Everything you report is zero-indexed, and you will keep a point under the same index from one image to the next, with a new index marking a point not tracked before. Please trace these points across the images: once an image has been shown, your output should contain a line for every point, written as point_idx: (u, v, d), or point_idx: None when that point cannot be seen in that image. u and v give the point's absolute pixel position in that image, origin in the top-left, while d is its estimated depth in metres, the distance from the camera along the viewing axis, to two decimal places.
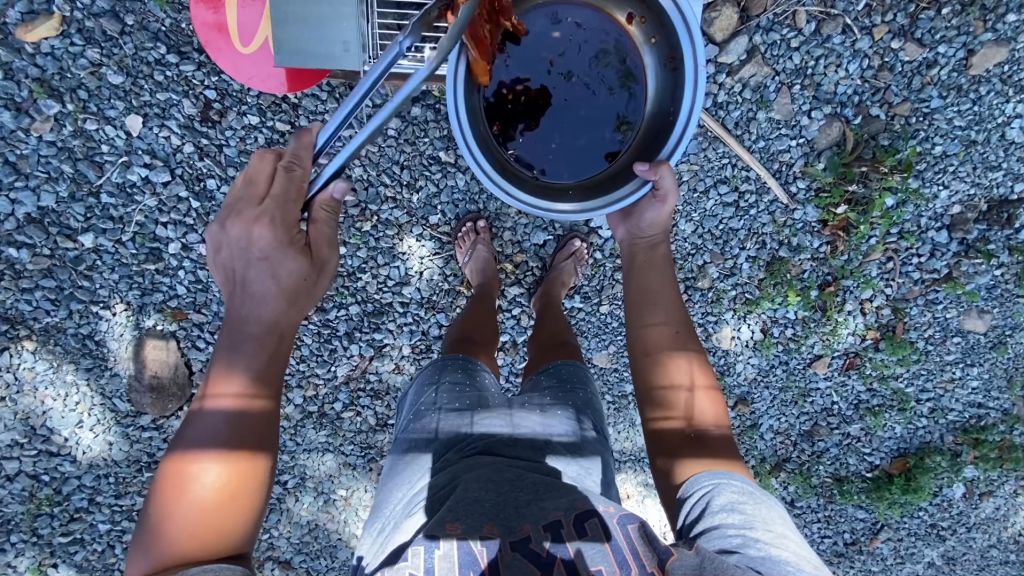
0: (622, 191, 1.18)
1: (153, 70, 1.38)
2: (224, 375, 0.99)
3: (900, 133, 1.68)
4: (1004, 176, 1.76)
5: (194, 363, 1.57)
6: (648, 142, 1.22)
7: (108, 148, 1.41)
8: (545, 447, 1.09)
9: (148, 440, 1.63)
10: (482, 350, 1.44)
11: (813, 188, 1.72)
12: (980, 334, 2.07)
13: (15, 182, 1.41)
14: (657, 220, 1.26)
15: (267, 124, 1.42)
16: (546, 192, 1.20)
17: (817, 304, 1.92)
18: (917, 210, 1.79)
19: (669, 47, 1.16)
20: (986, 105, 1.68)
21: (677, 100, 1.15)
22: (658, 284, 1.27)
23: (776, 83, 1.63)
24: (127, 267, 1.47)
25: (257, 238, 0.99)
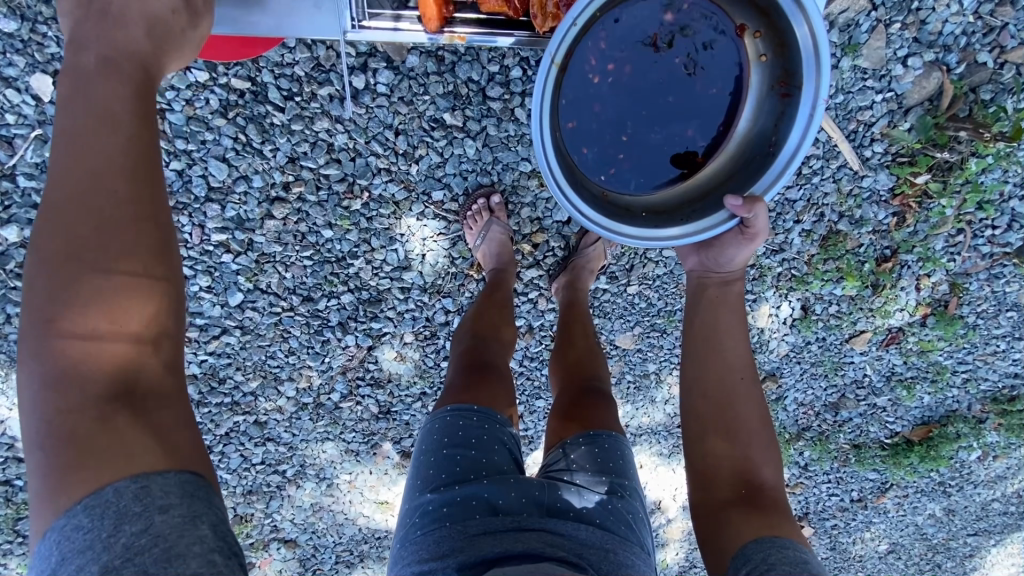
0: (705, 222, 0.96)
1: (55, 11, 1.03)
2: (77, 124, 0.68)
3: (1008, 85, 1.37)
4: None
5: None
6: (737, 172, 0.98)
7: (14, 117, 1.09)
8: (586, 562, 0.89)
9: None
10: (501, 385, 1.15)
11: (891, 153, 1.44)
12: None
13: None
14: (738, 259, 1.04)
15: (219, 82, 1.13)
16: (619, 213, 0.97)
17: (870, 280, 1.71)
18: (1004, 177, 1.53)
19: (782, 70, 0.92)
20: None
21: (783, 133, 0.92)
22: (727, 326, 1.04)
23: (870, 21, 1.28)
24: None
25: None
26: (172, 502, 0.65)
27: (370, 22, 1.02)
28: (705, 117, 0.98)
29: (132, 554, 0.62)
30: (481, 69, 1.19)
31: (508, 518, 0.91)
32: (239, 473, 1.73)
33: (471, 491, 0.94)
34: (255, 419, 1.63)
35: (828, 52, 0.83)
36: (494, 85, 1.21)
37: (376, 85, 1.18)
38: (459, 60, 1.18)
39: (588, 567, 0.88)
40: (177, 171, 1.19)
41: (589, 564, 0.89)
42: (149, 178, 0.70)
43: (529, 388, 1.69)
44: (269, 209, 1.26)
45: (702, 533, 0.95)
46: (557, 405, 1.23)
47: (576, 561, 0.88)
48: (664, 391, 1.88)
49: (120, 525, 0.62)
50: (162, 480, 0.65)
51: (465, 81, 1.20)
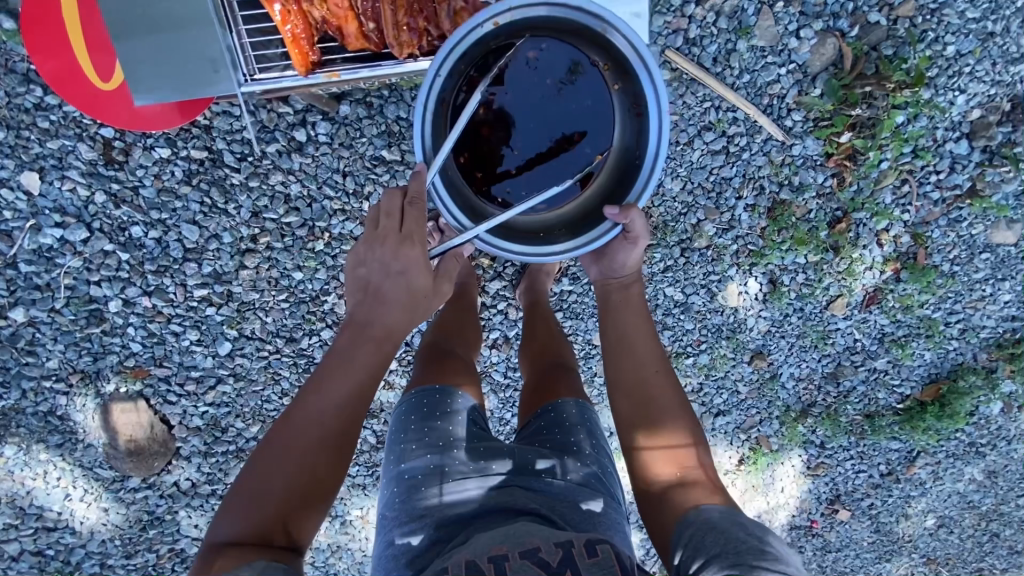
0: (594, 232, 1.06)
1: (34, 117, 1.21)
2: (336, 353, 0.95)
3: (905, 38, 1.45)
4: None
5: (170, 418, 1.52)
6: (614, 185, 1.08)
7: (11, 213, 1.26)
8: (549, 512, 0.97)
9: (146, 501, 1.58)
10: (461, 369, 1.23)
11: (811, 119, 1.52)
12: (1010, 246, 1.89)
13: None
14: (630, 261, 1.21)
15: (180, 155, 1.28)
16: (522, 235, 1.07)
17: (829, 244, 1.75)
18: (932, 124, 1.59)
19: (633, 95, 1.03)
20: None
21: (641, 150, 1.03)
22: (634, 325, 1.20)
23: (754, 4, 1.40)
24: (69, 335, 1.36)
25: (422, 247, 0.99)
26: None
27: (260, 74, 1.15)
28: (584, 133, 1.06)
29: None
30: (407, 107, 1.33)
31: (480, 483, 1.01)
32: None
33: (446, 459, 1.03)
34: None
35: (659, 78, 0.98)
36: None
37: (317, 136, 1.32)
38: (386, 102, 1.32)
39: (560, 519, 0.96)
40: (155, 239, 1.33)
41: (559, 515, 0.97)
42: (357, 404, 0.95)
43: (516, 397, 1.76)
44: (241, 260, 1.40)
45: (644, 510, 1.06)
46: (525, 392, 1.30)
47: (548, 514, 0.96)
48: None
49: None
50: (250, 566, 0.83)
51: (396, 118, 1.33)
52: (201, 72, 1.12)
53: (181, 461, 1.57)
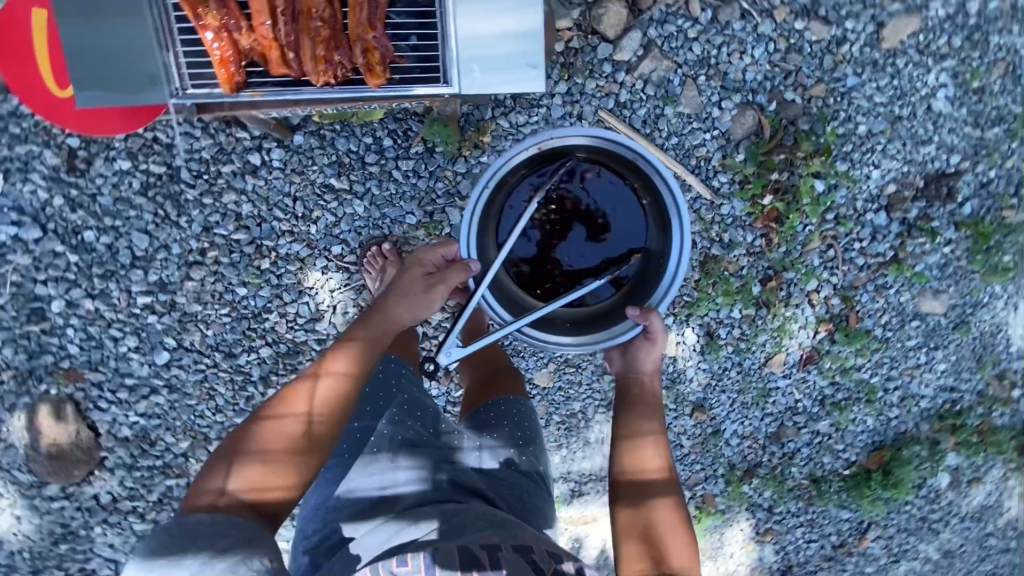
0: (621, 327, 1.19)
1: (8, 123, 1.32)
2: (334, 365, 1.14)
3: (818, 116, 1.61)
4: (936, 148, 1.70)
5: (98, 425, 1.54)
6: (636, 286, 1.23)
7: None
8: (488, 494, 1.07)
9: (62, 512, 1.59)
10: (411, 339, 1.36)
11: (736, 181, 1.65)
12: (943, 315, 1.95)
13: None
14: (652, 360, 1.24)
15: (141, 168, 1.38)
16: (554, 325, 1.21)
17: (761, 300, 1.83)
18: (849, 193, 1.72)
19: (658, 211, 1.19)
20: (906, 78, 1.62)
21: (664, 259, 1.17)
22: (649, 424, 1.23)
23: (679, 76, 1.55)
24: (8, 331, 1.40)
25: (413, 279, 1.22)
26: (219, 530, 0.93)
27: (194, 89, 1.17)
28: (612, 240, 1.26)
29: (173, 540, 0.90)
30: (358, 141, 1.45)
31: (387, 477, 1.07)
32: None
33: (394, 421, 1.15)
34: (186, 483, 1.69)
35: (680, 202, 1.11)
36: (370, 153, 1.46)
37: (271, 160, 1.43)
38: (337, 135, 1.44)
39: (495, 499, 1.07)
40: (107, 244, 1.40)
41: (492, 493, 1.08)
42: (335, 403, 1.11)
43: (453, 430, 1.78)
44: (187, 271, 1.46)
45: None
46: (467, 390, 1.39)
47: (484, 493, 1.07)
48: (595, 430, 1.92)
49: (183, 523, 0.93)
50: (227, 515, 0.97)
51: (347, 151, 1.45)
52: (146, 83, 1.11)
53: (103, 472, 1.59)
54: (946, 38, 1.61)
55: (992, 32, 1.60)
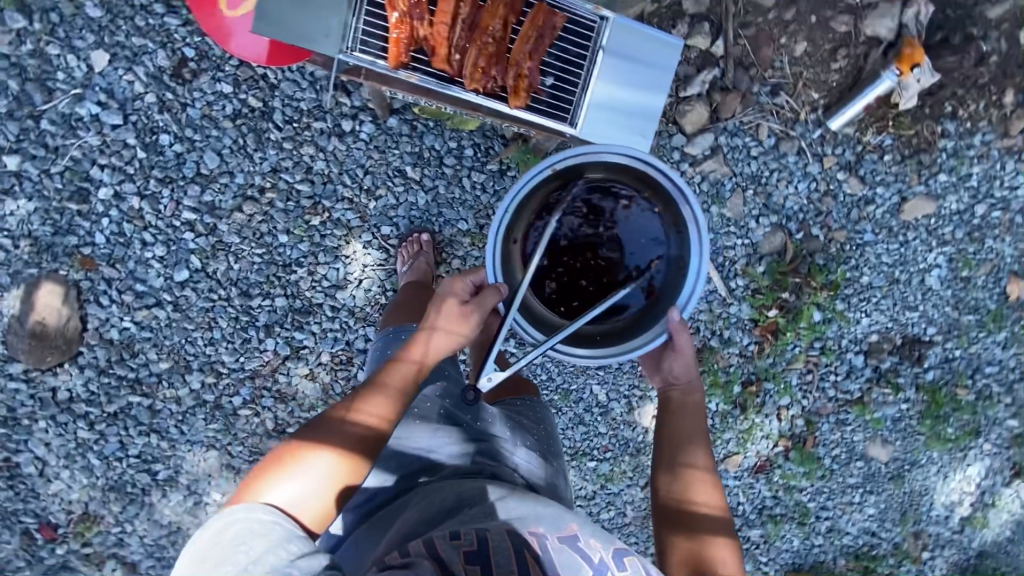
0: (641, 340, 1.09)
1: (135, 13, 1.31)
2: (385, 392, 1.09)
3: (834, 256, 1.80)
4: (919, 317, 1.91)
5: (90, 319, 1.52)
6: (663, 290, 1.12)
7: (64, 76, 1.31)
8: (525, 473, 1.19)
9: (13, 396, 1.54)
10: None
11: (749, 288, 1.81)
12: (886, 463, 2.12)
13: None
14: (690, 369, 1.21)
15: (239, 96, 1.41)
16: (583, 341, 1.08)
17: (737, 399, 1.97)
18: (839, 331, 1.90)
19: (671, 216, 1.10)
20: (911, 250, 1.82)
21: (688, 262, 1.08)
22: (688, 441, 1.21)
23: (731, 184, 1.69)
24: (46, 201, 1.38)
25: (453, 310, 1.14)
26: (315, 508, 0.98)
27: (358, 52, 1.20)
28: (641, 248, 1.13)
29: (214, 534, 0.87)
30: (442, 142, 1.55)
31: (434, 444, 1.17)
32: (108, 463, 1.67)
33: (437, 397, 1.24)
34: (149, 404, 1.64)
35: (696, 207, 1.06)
36: (450, 155, 1.56)
37: (359, 131, 1.51)
38: (427, 131, 1.54)
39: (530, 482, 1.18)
40: (177, 153, 1.41)
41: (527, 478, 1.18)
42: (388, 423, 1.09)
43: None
44: (241, 203, 1.49)
45: None
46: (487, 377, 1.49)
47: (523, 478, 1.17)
48: None
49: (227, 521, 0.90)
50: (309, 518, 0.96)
51: (430, 147, 1.55)
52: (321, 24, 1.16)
53: (71, 368, 1.56)
54: (951, 228, 1.81)
55: (989, 235, 1.83)
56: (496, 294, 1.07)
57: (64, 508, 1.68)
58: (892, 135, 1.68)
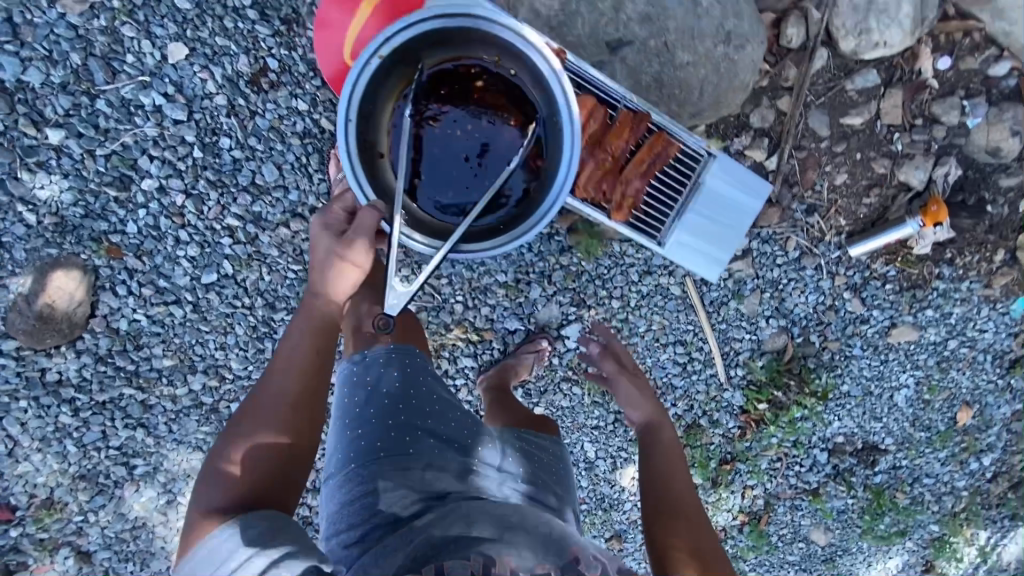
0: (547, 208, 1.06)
1: (225, 14, 1.24)
2: (280, 367, 1.04)
3: (824, 363, 1.95)
4: (881, 426, 2.10)
5: (101, 306, 1.42)
6: (540, 162, 1.10)
7: (133, 60, 1.23)
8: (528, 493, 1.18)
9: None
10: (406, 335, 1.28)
11: (746, 378, 1.93)
12: (823, 547, 2.32)
13: (5, 44, 1.18)
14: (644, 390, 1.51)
15: (312, 115, 1.34)
16: (477, 226, 1.08)
17: (710, 474, 2.10)
18: (813, 428, 2.06)
19: (533, 77, 1.07)
20: (889, 369, 2.00)
21: (563, 124, 1.04)
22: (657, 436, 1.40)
23: (753, 284, 1.80)
24: (83, 182, 1.30)
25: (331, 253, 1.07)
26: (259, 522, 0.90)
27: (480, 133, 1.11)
28: (507, 117, 1.10)
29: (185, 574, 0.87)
30: None
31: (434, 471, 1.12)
32: (86, 451, 1.59)
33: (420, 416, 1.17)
34: (142, 398, 1.56)
35: (547, 60, 1.02)
36: None
37: None
38: None
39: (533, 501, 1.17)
40: (234, 158, 1.35)
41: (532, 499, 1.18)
42: (303, 406, 1.02)
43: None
44: (287, 219, 1.42)
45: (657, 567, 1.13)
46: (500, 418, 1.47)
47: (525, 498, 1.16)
48: None
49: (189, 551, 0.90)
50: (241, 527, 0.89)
51: None
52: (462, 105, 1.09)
53: (68, 352, 1.48)
54: (925, 356, 2.01)
55: (954, 367, 2.04)
56: (373, 214, 1.04)
57: (27, 490, 1.58)
58: (897, 267, 1.84)
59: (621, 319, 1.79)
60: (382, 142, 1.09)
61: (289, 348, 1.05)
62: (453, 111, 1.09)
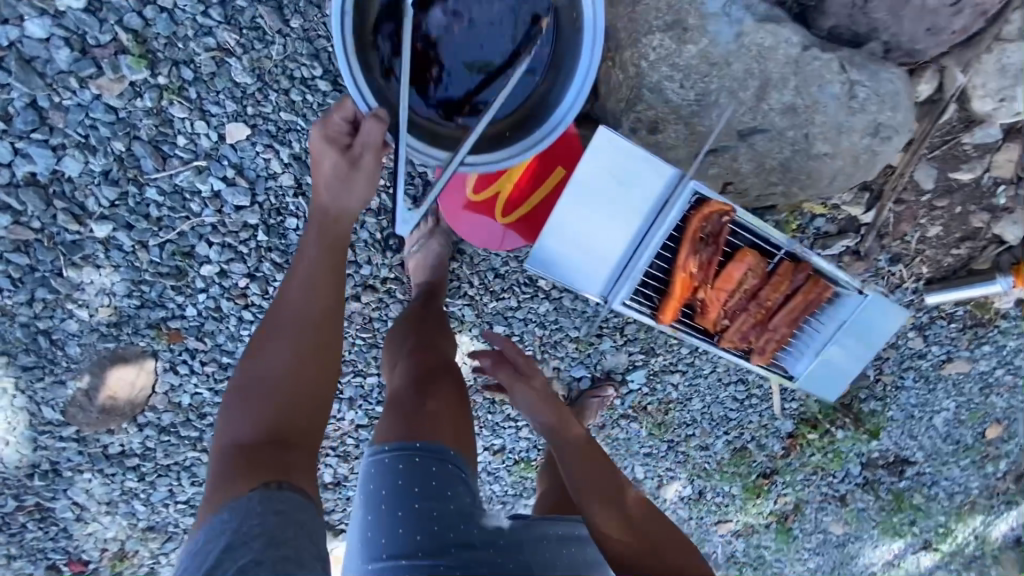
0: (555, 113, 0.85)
1: (292, 87, 1.03)
2: (288, 306, 0.86)
3: (875, 393, 1.98)
4: (914, 443, 2.19)
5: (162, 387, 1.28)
6: (563, 62, 0.86)
7: (186, 142, 1.04)
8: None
9: (59, 450, 1.37)
10: (445, 409, 0.99)
11: (799, 409, 1.96)
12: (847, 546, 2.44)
13: (33, 131, 0.99)
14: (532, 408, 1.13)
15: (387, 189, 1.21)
16: (492, 141, 0.87)
17: (750, 486, 2.19)
18: (854, 447, 2.13)
19: None
20: (935, 396, 2.04)
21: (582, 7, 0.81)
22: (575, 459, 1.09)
23: None
24: (136, 273, 1.15)
25: (333, 171, 0.88)
26: (263, 513, 0.73)
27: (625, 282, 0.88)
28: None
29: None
30: None
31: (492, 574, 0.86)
32: (153, 509, 1.53)
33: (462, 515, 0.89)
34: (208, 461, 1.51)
35: None
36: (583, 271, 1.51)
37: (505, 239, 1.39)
38: None
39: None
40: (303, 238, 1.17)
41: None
42: (317, 349, 0.85)
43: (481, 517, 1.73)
44: (358, 293, 1.36)
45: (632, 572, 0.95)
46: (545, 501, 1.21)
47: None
48: None
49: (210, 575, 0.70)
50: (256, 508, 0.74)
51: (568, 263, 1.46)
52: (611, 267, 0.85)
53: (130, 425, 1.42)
54: (971, 384, 2.04)
55: (995, 391, 2.09)
56: (375, 124, 0.82)
57: (98, 545, 1.53)
58: (965, 308, 1.82)
59: (686, 363, 1.77)
60: (376, 26, 0.82)
61: (296, 286, 0.87)
62: (459, 1, 0.82)
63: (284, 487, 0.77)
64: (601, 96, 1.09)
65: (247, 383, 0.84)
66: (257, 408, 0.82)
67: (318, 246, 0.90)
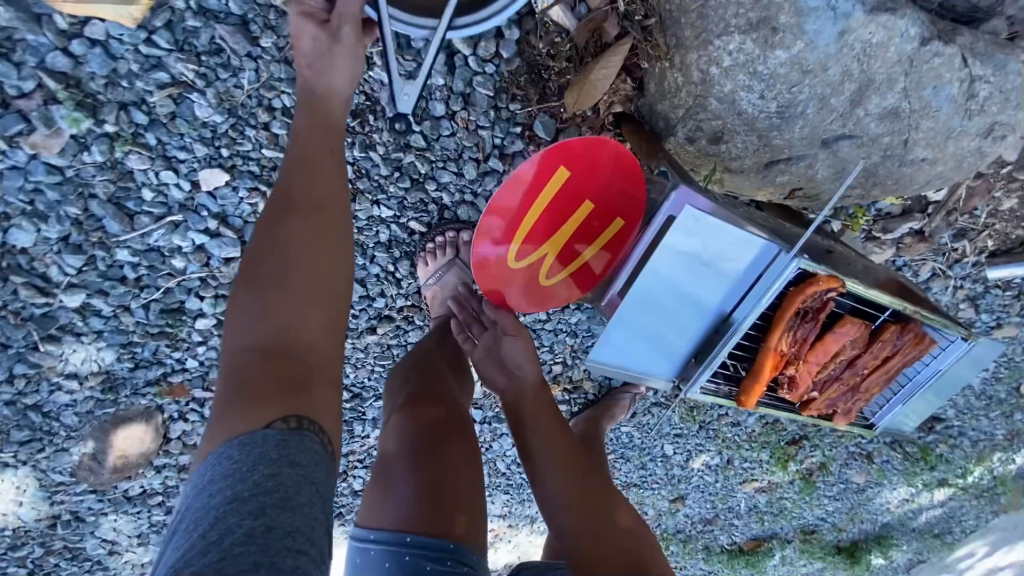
0: None
1: (273, 119, 0.84)
2: (289, 177, 0.65)
3: None
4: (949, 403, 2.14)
5: (175, 433, 1.16)
6: None
7: (153, 196, 0.86)
8: None
9: (78, 501, 1.27)
10: (457, 478, 0.82)
11: None
12: (898, 509, 2.29)
13: None
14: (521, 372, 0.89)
15: (399, 220, 1.02)
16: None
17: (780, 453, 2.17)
18: None
19: None
20: None
21: None
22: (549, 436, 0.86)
23: None
24: (122, 337, 1.00)
25: (313, 42, 0.70)
26: (271, 459, 0.52)
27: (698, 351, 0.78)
28: None
29: (221, 564, 0.45)
30: None
31: None
32: None
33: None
34: None
35: None
36: None
37: None
38: None
39: None
40: None
41: None
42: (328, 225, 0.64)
43: (518, 512, 1.71)
44: (374, 325, 1.12)
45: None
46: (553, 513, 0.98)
47: None
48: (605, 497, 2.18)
49: (227, 512, 0.48)
50: (301, 439, 0.54)
51: None
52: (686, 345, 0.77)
53: None
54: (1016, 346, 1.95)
55: None
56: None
57: None
58: None
59: None
60: None
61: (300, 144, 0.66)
62: None
63: (305, 419, 0.56)
64: (651, 96, 0.92)
65: (250, 268, 0.62)
66: (262, 307, 0.60)
67: (308, 126, 0.69)
